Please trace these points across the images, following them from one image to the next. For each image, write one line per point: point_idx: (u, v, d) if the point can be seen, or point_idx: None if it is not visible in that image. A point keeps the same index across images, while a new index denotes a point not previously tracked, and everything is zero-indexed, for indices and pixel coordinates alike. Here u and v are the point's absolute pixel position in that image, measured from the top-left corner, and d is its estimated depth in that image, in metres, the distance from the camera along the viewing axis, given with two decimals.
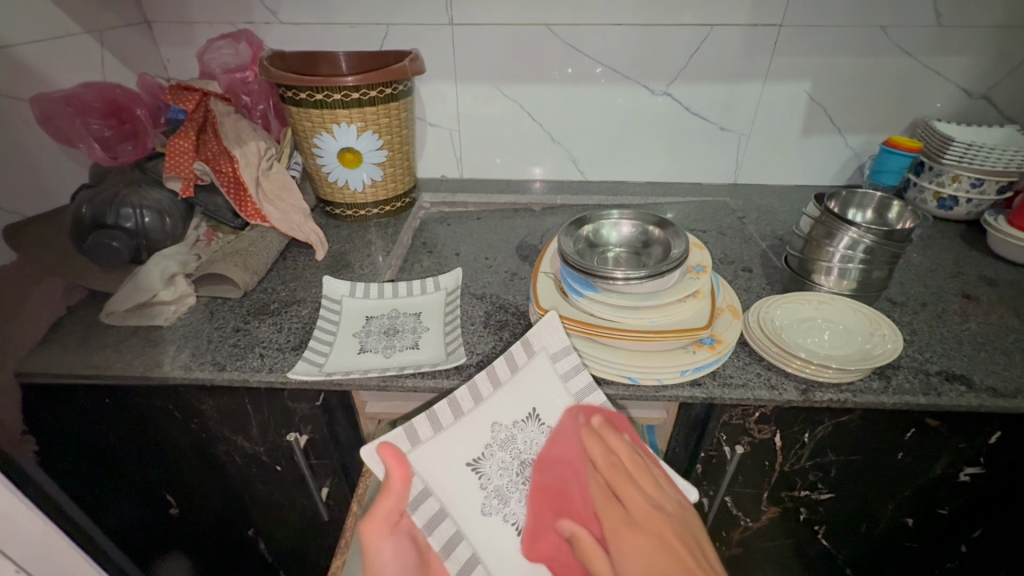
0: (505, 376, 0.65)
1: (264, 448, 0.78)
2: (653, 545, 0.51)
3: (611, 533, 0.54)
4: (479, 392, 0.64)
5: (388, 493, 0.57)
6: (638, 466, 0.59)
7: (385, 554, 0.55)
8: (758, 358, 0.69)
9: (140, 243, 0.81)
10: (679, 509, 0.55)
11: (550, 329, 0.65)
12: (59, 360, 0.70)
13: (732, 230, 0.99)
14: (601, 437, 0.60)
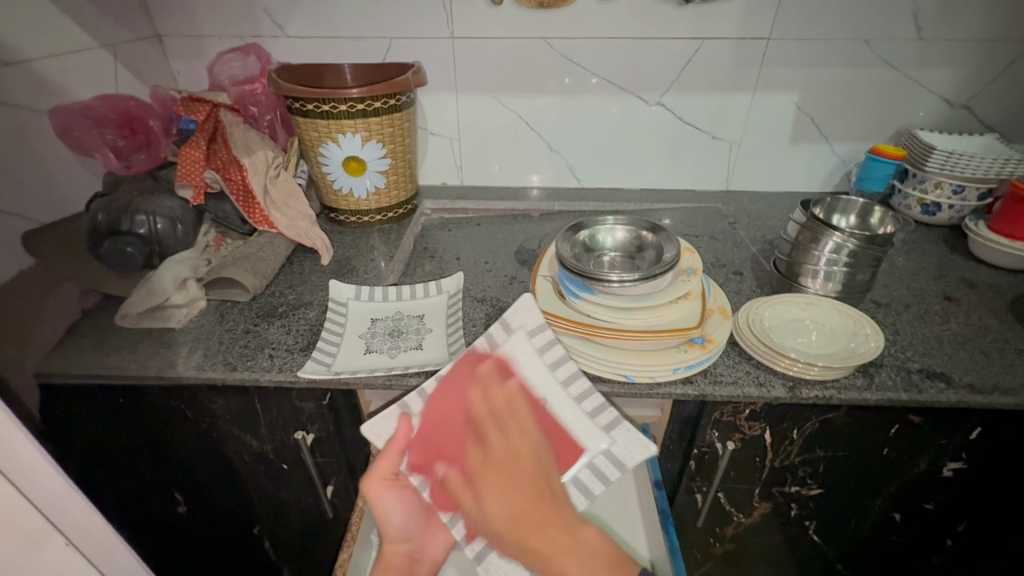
0: (485, 353, 0.67)
1: (272, 446, 0.81)
2: (511, 490, 0.55)
3: (474, 474, 0.58)
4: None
5: (384, 457, 0.62)
6: (508, 410, 0.61)
7: (390, 504, 0.63)
8: (747, 357, 0.72)
9: (153, 249, 0.84)
10: (534, 450, 0.59)
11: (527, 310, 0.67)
12: (75, 361, 0.72)
13: (724, 235, 1.03)
14: (484, 389, 0.62)
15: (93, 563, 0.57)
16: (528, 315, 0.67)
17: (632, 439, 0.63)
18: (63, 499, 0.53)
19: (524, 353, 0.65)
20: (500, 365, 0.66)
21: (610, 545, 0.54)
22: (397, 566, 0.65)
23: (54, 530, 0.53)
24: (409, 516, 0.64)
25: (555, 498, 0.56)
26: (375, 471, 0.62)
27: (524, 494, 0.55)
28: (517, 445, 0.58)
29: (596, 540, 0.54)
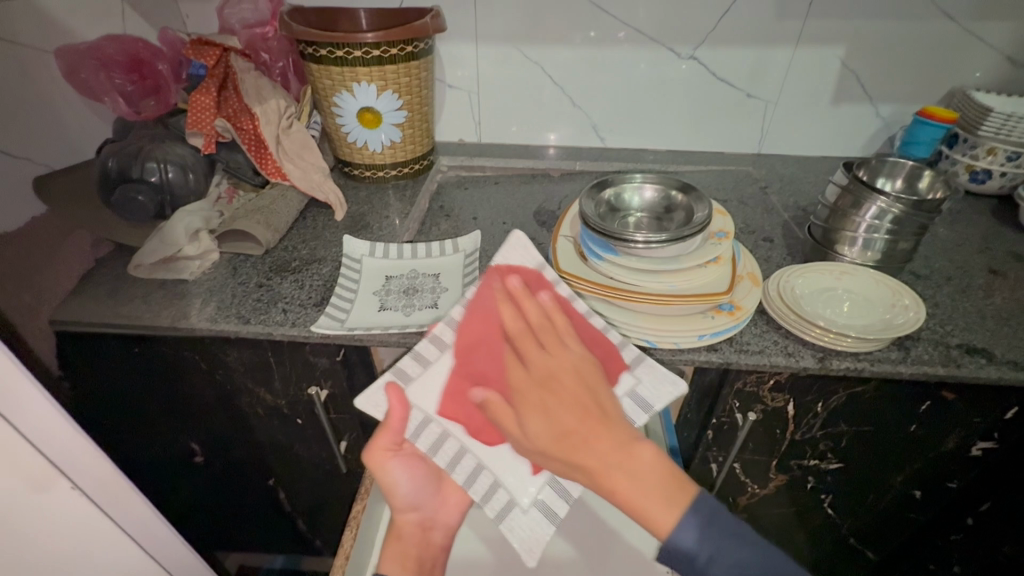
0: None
1: (286, 401, 0.81)
2: (561, 416, 0.48)
3: (517, 395, 0.52)
4: (455, 323, 0.64)
5: (382, 432, 0.62)
6: (546, 326, 0.56)
7: (394, 472, 0.65)
8: (775, 327, 0.69)
9: (164, 198, 0.82)
10: (578, 361, 0.52)
11: (511, 249, 0.65)
12: (89, 310, 0.72)
13: (754, 200, 0.98)
14: (518, 305, 0.58)
15: (100, 507, 0.57)
16: (517, 255, 0.65)
17: (657, 378, 0.59)
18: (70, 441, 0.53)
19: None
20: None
21: (670, 461, 0.47)
22: (409, 535, 0.66)
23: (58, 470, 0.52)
24: (415, 482, 0.67)
25: (608, 415, 0.49)
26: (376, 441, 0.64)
27: (569, 434, 0.48)
28: (559, 364, 0.51)
29: (652, 458, 0.47)
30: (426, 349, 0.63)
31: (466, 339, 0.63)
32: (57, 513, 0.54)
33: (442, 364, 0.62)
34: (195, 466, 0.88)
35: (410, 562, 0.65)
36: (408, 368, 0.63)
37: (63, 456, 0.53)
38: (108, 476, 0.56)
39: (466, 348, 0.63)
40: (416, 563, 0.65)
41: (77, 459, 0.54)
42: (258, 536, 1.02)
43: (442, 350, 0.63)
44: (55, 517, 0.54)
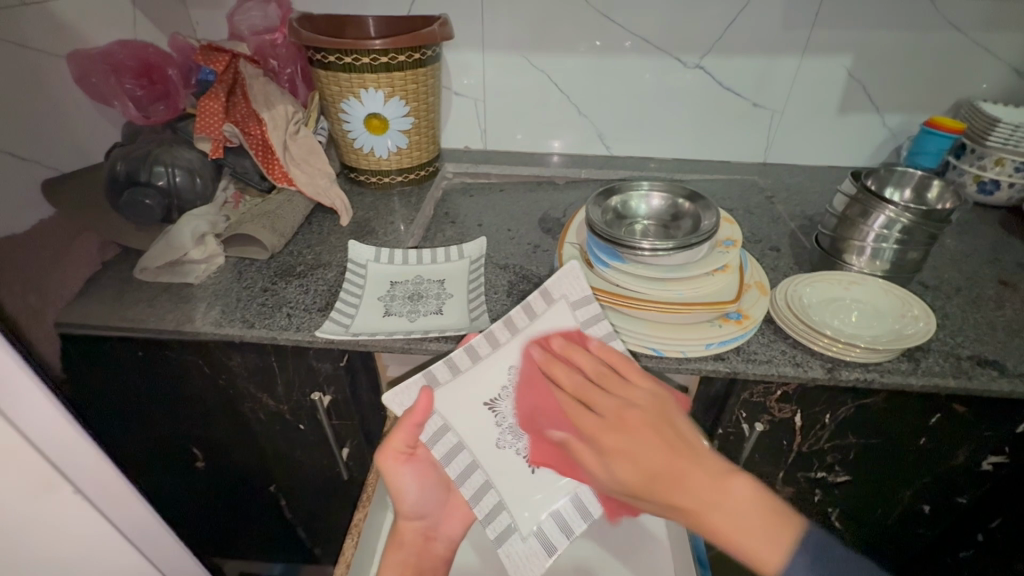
0: (524, 322, 0.63)
1: (289, 406, 0.80)
2: (644, 460, 0.48)
3: (589, 437, 0.52)
4: (495, 339, 0.63)
5: (399, 432, 0.60)
6: (604, 375, 0.56)
7: (404, 478, 0.63)
8: (784, 336, 0.68)
9: (172, 202, 0.83)
10: (649, 398, 0.52)
11: (570, 280, 0.63)
12: (95, 313, 0.72)
13: (760, 209, 0.97)
14: (570, 359, 0.59)
15: (100, 510, 0.56)
16: (574, 285, 0.63)
17: None
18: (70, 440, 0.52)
19: (569, 326, 0.63)
20: (543, 334, 0.63)
21: (768, 495, 0.44)
22: (410, 542, 0.66)
23: (61, 475, 0.52)
24: (423, 490, 0.65)
25: (690, 444, 0.48)
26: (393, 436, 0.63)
27: (649, 475, 0.47)
28: (632, 400, 0.52)
29: (746, 492, 0.45)
30: (462, 358, 0.62)
31: (498, 356, 0.63)
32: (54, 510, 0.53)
33: (472, 377, 0.62)
34: (196, 471, 0.87)
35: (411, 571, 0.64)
36: (439, 372, 0.62)
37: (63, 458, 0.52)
38: (110, 480, 0.56)
39: (497, 365, 0.63)
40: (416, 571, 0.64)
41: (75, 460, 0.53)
42: (258, 543, 1.01)
43: (473, 362, 0.62)
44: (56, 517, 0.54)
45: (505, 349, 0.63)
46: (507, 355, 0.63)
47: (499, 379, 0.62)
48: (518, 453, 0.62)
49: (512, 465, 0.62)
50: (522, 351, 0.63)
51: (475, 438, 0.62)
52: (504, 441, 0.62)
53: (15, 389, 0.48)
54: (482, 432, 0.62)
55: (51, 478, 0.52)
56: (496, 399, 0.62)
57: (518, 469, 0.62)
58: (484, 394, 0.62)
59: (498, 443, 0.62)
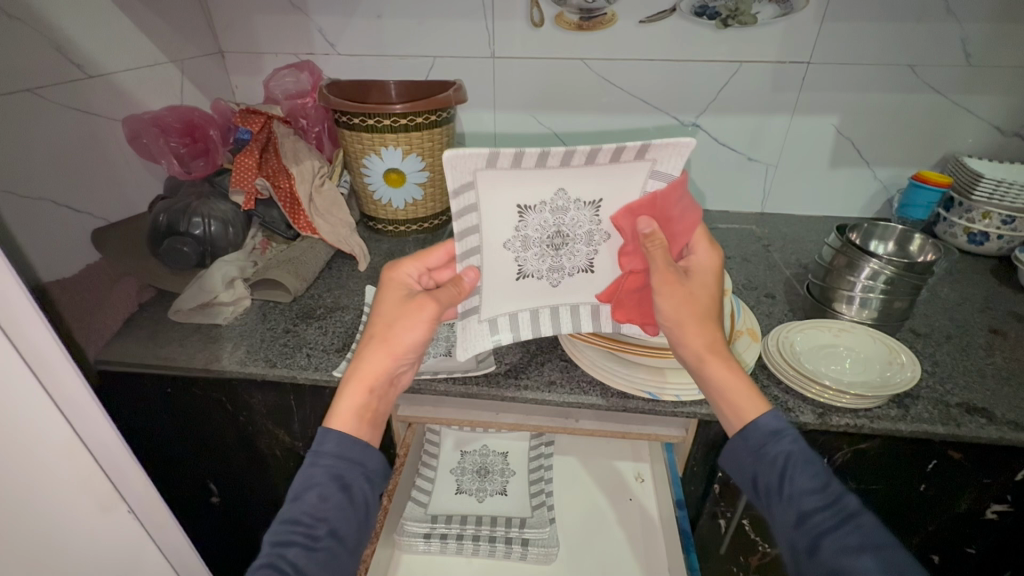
0: (604, 160, 0.59)
1: (304, 442, 0.84)
2: (698, 320, 0.60)
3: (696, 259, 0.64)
4: (569, 158, 0.59)
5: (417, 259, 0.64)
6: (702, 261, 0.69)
7: (414, 327, 0.58)
8: (776, 381, 0.71)
9: (206, 249, 0.89)
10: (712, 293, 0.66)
11: (673, 150, 0.59)
12: (130, 351, 0.78)
13: (757, 257, 1.02)
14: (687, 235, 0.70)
15: (146, 531, 0.59)
16: (673, 157, 0.59)
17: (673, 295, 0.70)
18: (126, 461, 0.54)
19: (634, 185, 0.62)
20: (605, 180, 0.61)
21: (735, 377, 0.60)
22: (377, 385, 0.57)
23: (120, 498, 0.55)
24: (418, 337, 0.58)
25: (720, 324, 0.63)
26: (401, 269, 0.63)
27: (691, 312, 0.60)
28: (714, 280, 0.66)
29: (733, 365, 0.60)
30: (531, 158, 0.58)
31: (559, 173, 0.60)
32: (105, 528, 0.55)
33: (525, 176, 0.60)
34: (212, 505, 0.91)
35: (370, 416, 0.56)
36: (501, 157, 0.58)
37: (120, 480, 0.55)
38: (156, 503, 0.58)
39: (551, 180, 0.61)
40: (372, 418, 0.56)
41: (129, 483, 0.55)
42: None
43: (537, 165, 0.59)
44: (110, 538, 0.56)
45: (569, 171, 0.60)
46: (564, 179, 0.61)
47: (546, 192, 0.61)
48: (515, 258, 0.65)
49: (504, 268, 0.66)
50: (581, 181, 0.61)
51: (492, 237, 0.63)
52: (512, 245, 0.64)
53: (87, 419, 0.50)
54: (501, 228, 0.63)
55: (112, 500, 0.55)
56: (530, 209, 0.62)
57: (505, 276, 0.66)
58: (523, 199, 0.61)
59: (506, 243, 0.64)
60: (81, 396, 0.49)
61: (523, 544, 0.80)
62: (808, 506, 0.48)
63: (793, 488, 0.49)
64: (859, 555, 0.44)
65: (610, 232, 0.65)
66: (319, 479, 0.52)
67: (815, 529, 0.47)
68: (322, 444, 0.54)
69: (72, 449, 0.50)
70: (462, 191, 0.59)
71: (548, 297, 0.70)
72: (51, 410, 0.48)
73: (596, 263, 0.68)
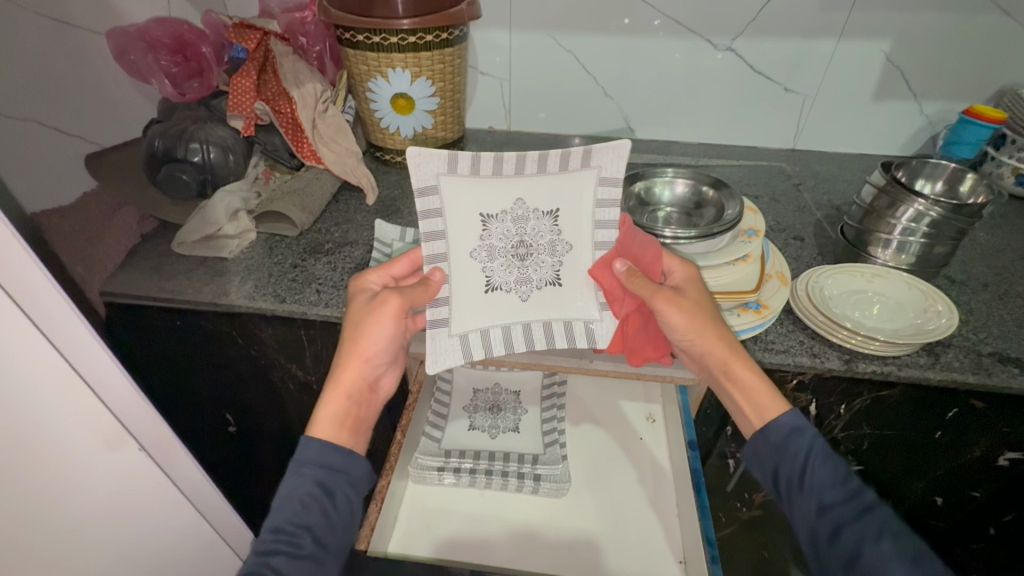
0: (554, 169, 0.63)
1: (316, 378, 0.84)
2: (716, 327, 0.59)
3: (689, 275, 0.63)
4: (521, 164, 0.63)
5: (395, 266, 0.66)
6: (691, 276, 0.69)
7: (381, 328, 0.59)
8: (802, 327, 0.68)
9: (207, 178, 0.85)
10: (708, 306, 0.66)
11: (612, 151, 0.62)
12: (134, 282, 0.76)
13: (786, 197, 0.96)
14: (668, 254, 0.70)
15: (161, 468, 0.57)
16: (611, 156, 0.62)
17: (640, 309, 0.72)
18: (129, 404, 0.51)
19: (585, 189, 0.63)
20: (558, 185, 0.63)
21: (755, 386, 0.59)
22: (357, 393, 0.58)
23: (129, 435, 0.52)
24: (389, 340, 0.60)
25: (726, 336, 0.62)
26: (366, 278, 0.65)
27: (703, 325, 0.59)
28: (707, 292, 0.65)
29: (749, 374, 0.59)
30: (488, 165, 0.62)
31: (516, 180, 0.63)
32: (118, 473, 0.53)
33: (484, 186, 0.63)
34: (229, 435, 0.93)
35: (350, 422, 0.57)
36: (459, 164, 0.62)
37: (127, 416, 0.51)
38: (169, 438, 0.56)
39: (509, 190, 0.63)
40: (353, 425, 0.57)
41: (137, 417, 0.52)
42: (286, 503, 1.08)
43: (492, 172, 0.63)
44: (123, 478, 0.54)
45: (522, 179, 0.63)
46: (521, 187, 0.63)
47: (504, 202, 0.63)
48: (482, 271, 0.64)
49: (469, 281, 0.64)
50: (536, 189, 0.63)
51: (455, 242, 0.63)
52: (478, 256, 0.64)
53: (82, 348, 0.46)
54: (465, 240, 0.63)
55: (120, 438, 0.52)
56: (492, 217, 0.63)
57: (471, 293, 0.64)
58: (484, 207, 0.63)
59: (472, 254, 0.64)
60: (74, 333, 0.45)
61: (535, 479, 0.80)
62: (829, 499, 0.49)
63: (815, 483, 0.50)
64: (879, 542, 0.45)
65: (573, 243, 0.64)
66: (302, 487, 0.52)
67: (835, 519, 0.48)
68: (305, 452, 0.54)
69: (71, 389, 0.47)
70: (426, 196, 0.62)
71: (519, 314, 0.65)
72: (43, 350, 0.44)
73: (563, 276, 0.65)
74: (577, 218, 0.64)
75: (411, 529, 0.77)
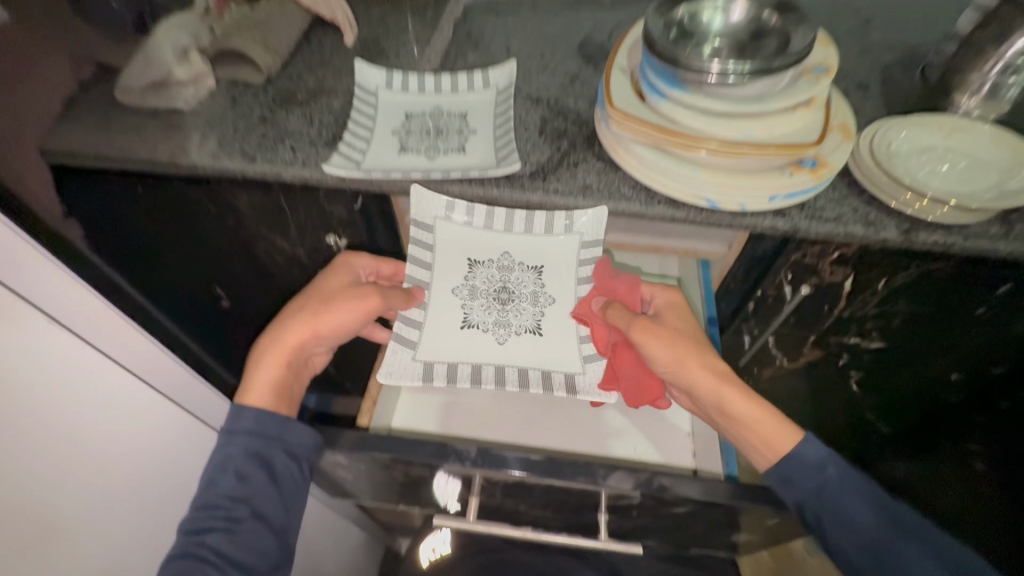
0: (540, 230, 0.70)
1: (303, 250, 0.79)
2: (701, 353, 0.61)
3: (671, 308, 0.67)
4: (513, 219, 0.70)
5: (383, 263, 0.72)
6: None
7: (341, 313, 0.64)
8: (859, 193, 0.58)
9: (144, 7, 0.66)
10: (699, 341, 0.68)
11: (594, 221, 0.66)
12: (76, 139, 0.59)
13: (852, 36, 0.79)
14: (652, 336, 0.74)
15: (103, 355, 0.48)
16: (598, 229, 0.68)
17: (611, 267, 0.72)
18: (65, 298, 0.44)
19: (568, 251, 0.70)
20: (542, 245, 0.71)
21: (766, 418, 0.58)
22: (294, 363, 0.62)
23: (40, 312, 0.42)
24: (344, 323, 0.64)
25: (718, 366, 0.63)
26: (357, 258, 0.71)
27: (690, 351, 0.61)
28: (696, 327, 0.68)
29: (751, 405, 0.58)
30: (482, 215, 0.70)
31: (504, 237, 0.71)
32: (48, 363, 0.43)
33: (478, 235, 0.71)
34: None
35: (286, 394, 0.60)
36: (458, 210, 0.69)
37: (27, 285, 0.42)
38: (96, 314, 0.47)
39: (499, 242, 0.71)
40: (282, 391, 0.60)
41: (42, 288, 0.43)
42: None
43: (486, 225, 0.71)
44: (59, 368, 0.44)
45: (512, 235, 0.71)
46: (511, 242, 0.72)
47: (493, 251, 0.72)
48: (463, 307, 0.71)
49: (447, 316, 0.70)
50: (525, 246, 0.71)
51: (441, 278, 0.71)
52: (460, 291, 0.71)
53: None
54: (451, 278, 0.71)
55: (32, 314, 0.42)
56: (479, 263, 0.71)
57: (447, 330, 0.69)
58: (473, 253, 0.71)
59: (454, 289, 0.71)
60: None
61: None
62: (864, 529, 0.49)
63: (850, 513, 0.49)
64: (919, 561, 0.46)
65: (554, 297, 0.71)
66: (235, 460, 0.54)
67: (874, 547, 0.48)
68: (238, 420, 0.55)
69: None
70: (421, 224, 0.68)
71: (492, 354, 0.69)
72: None
73: (542, 325, 0.70)
74: (560, 276, 0.71)
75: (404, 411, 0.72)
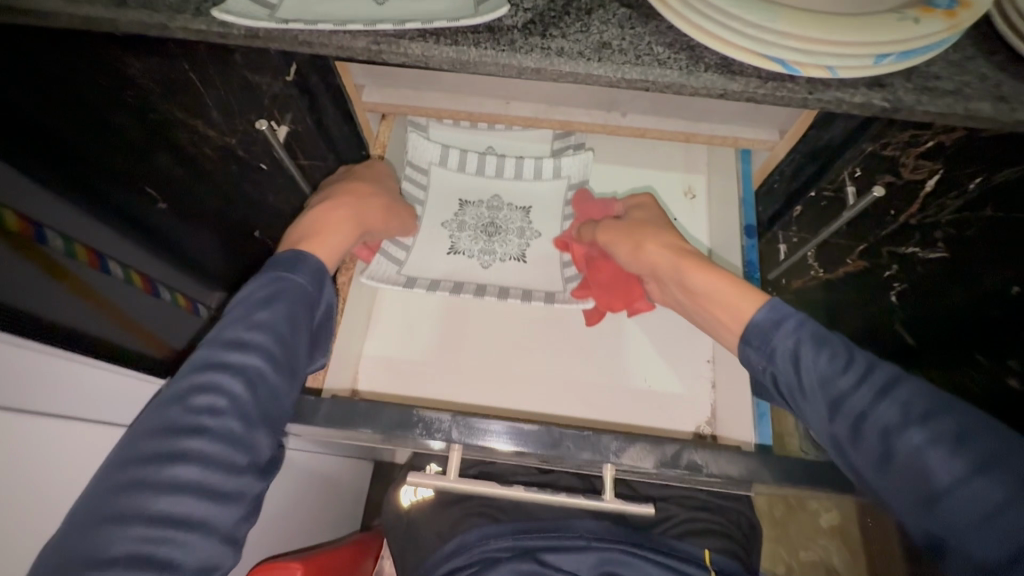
0: (528, 173, 0.70)
1: (235, 139, 0.58)
2: (660, 237, 0.55)
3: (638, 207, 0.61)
4: (504, 166, 0.70)
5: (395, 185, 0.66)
6: None
7: (391, 223, 0.61)
8: (990, 55, 0.41)
9: None
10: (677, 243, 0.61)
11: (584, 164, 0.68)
12: None
13: None
14: None
15: None
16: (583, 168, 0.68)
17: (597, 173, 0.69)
18: None
19: (556, 194, 0.69)
20: (532, 188, 0.70)
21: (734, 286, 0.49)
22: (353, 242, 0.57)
23: None
24: (390, 230, 0.62)
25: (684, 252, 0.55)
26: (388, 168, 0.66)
27: (645, 236, 0.55)
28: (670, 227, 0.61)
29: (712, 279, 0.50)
30: (472, 162, 0.70)
31: (496, 181, 0.70)
32: None
33: (468, 179, 0.70)
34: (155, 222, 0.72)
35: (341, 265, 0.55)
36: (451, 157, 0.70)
37: None
38: None
39: (488, 185, 0.70)
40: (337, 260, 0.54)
41: None
42: None
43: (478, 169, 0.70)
44: None
45: (504, 181, 0.70)
46: (499, 186, 0.70)
47: (483, 194, 0.69)
48: (448, 235, 0.67)
49: (432, 241, 0.67)
50: (515, 190, 0.70)
51: (430, 209, 0.68)
52: (449, 223, 0.68)
53: None
54: (439, 210, 0.68)
55: None
56: (469, 203, 0.69)
57: (430, 255, 0.66)
58: (465, 193, 0.69)
59: (443, 222, 0.68)
60: None
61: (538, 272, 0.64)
62: (836, 391, 0.38)
63: (808, 371, 0.40)
64: (906, 430, 0.35)
65: (542, 232, 0.68)
66: (253, 319, 0.45)
67: (851, 416, 0.38)
68: (301, 265, 0.49)
69: None
70: (413, 160, 0.69)
71: (476, 277, 0.65)
72: None
73: (528, 254, 0.66)
74: (549, 211, 0.69)
75: (368, 362, 0.62)
